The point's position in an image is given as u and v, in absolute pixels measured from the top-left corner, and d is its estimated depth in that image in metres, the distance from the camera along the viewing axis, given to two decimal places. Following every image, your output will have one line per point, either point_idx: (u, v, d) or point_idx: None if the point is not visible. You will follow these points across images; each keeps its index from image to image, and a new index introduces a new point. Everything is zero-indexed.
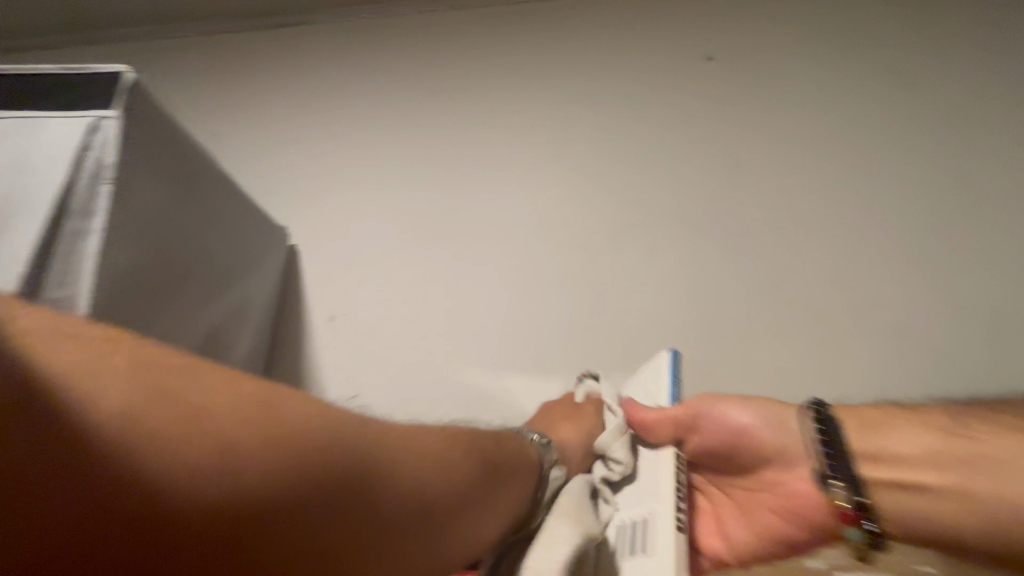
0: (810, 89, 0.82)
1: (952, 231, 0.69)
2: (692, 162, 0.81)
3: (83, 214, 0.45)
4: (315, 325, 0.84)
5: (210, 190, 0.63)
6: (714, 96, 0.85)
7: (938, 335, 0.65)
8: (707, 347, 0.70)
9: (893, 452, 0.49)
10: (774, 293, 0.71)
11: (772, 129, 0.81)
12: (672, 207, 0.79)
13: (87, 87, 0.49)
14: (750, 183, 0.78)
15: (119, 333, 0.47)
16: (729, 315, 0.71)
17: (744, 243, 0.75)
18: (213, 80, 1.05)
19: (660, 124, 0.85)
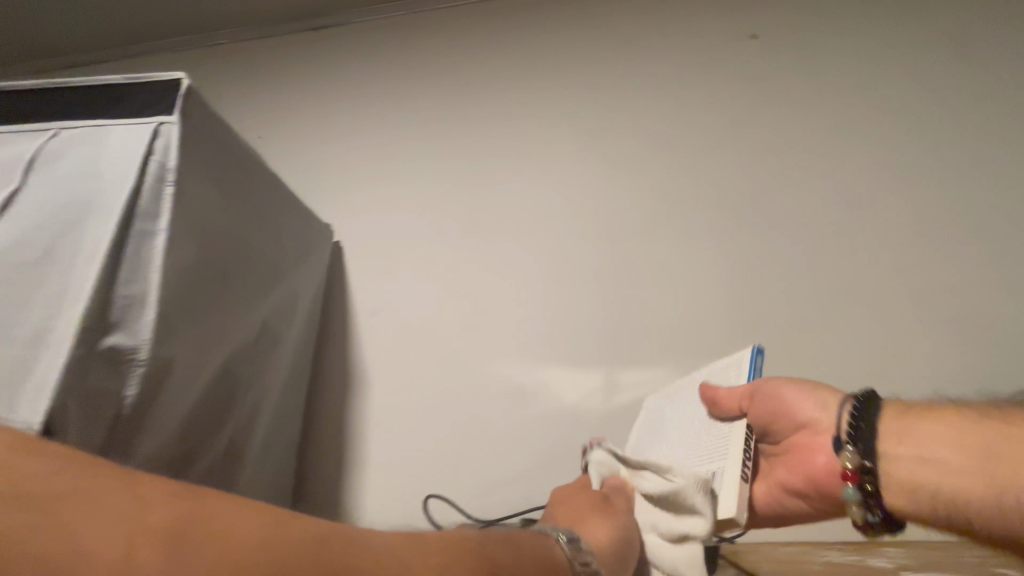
0: (859, 66, 0.79)
1: (1015, 212, 0.67)
2: (735, 147, 0.79)
3: (149, 215, 0.47)
4: (358, 320, 0.86)
5: (258, 193, 0.66)
6: (755, 78, 0.82)
7: (1001, 321, 0.63)
8: (757, 337, 0.69)
9: (924, 432, 0.41)
10: (827, 281, 0.69)
11: (819, 110, 0.78)
12: (715, 195, 0.77)
13: (148, 96, 0.51)
14: (798, 166, 0.75)
15: (180, 329, 0.49)
16: (780, 304, 0.69)
17: (793, 230, 0.72)
18: (255, 85, 1.09)
19: (700, 111, 0.82)
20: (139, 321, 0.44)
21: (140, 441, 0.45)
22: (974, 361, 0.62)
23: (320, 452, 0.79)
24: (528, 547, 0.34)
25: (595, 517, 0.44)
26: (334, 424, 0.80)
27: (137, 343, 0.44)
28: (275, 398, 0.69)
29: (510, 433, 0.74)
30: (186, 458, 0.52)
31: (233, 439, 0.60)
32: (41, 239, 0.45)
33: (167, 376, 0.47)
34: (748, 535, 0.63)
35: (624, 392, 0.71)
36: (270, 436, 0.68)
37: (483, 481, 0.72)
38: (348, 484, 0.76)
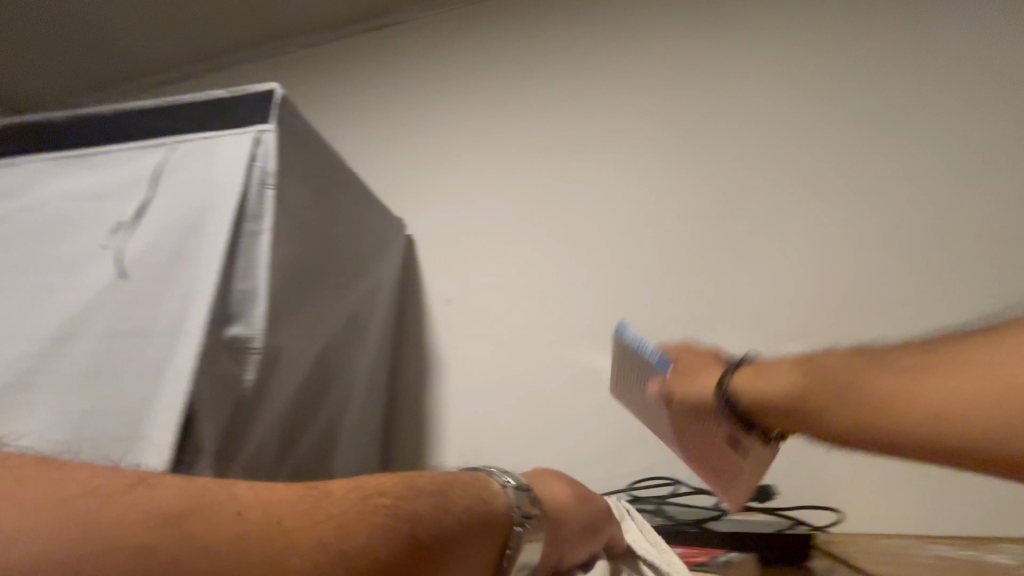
0: (946, 33, 0.75)
1: None
2: (810, 126, 0.78)
3: (254, 217, 0.51)
4: (432, 309, 0.89)
5: (340, 190, 0.70)
6: (829, 54, 0.80)
7: None
8: (839, 318, 0.69)
9: (778, 389, 0.39)
10: (915, 258, 0.68)
11: (900, 84, 0.75)
12: (797, 179, 0.76)
13: (248, 107, 0.55)
14: (879, 143, 0.74)
15: (285, 318, 0.53)
16: (863, 283, 0.69)
17: (875, 207, 0.71)
18: (323, 89, 1.15)
19: (777, 93, 0.81)
20: (252, 313, 0.49)
21: (257, 420, 0.50)
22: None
23: (403, 434, 0.83)
24: (465, 488, 0.32)
25: (552, 477, 0.43)
26: (414, 408, 0.84)
27: (252, 332, 0.49)
28: (363, 383, 0.74)
29: (583, 417, 0.75)
30: (291, 437, 0.57)
31: (329, 420, 0.65)
32: (169, 241, 0.51)
33: (276, 363, 0.52)
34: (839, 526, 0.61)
35: None
36: (360, 418, 0.73)
37: (562, 463, 0.74)
38: (430, 465, 0.80)
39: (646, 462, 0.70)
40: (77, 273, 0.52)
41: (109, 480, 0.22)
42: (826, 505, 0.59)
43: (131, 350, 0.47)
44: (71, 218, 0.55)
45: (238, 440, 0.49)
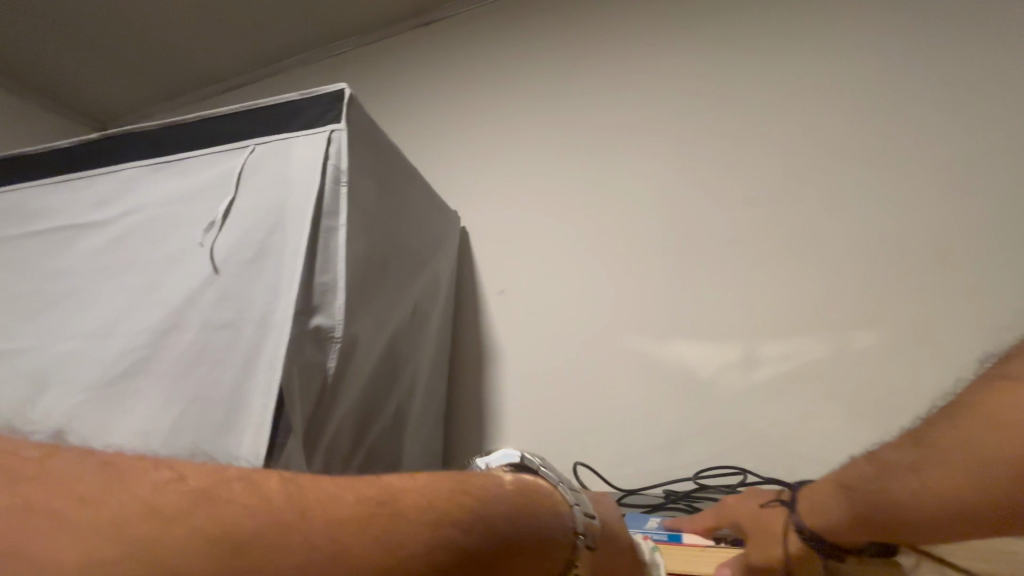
0: None
1: None
2: (882, 103, 0.74)
3: (330, 213, 0.54)
4: (487, 300, 0.91)
5: (401, 186, 0.72)
6: (902, 26, 0.76)
7: None
8: (917, 305, 0.65)
9: (830, 502, 0.42)
10: (1002, 241, 0.64)
11: (982, 52, 0.70)
12: (872, 157, 0.73)
13: (319, 108, 0.58)
14: (959, 119, 0.69)
15: (359, 309, 0.56)
16: (944, 269, 0.65)
17: (956, 188, 0.67)
18: (376, 88, 1.18)
19: (844, 70, 0.78)
20: (332, 304, 0.52)
21: (337, 404, 0.53)
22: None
23: (462, 421, 0.86)
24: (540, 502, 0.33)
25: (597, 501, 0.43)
26: (472, 397, 0.87)
27: (333, 323, 0.51)
28: (426, 372, 0.76)
29: (642, 405, 0.75)
30: (366, 423, 0.60)
31: (398, 407, 0.67)
32: (255, 239, 0.54)
33: (353, 351, 0.55)
34: None
35: (764, 366, 0.70)
36: (423, 406, 0.76)
37: (622, 451, 0.74)
38: (488, 452, 0.82)
39: (710, 452, 0.69)
40: (176, 270, 0.56)
41: (170, 493, 0.24)
42: None
43: (226, 341, 0.51)
44: (166, 221, 0.59)
45: (322, 424, 0.51)
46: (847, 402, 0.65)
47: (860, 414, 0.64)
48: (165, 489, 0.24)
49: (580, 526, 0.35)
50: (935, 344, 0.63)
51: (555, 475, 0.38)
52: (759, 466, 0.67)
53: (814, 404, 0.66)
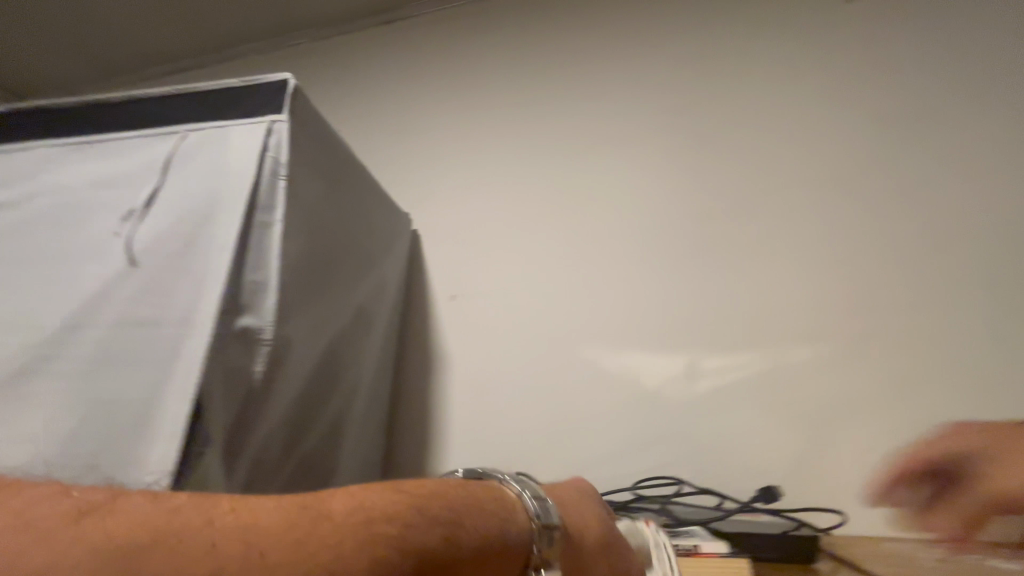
0: (945, 53, 0.78)
1: None
2: (816, 138, 0.80)
3: (266, 208, 0.51)
4: (438, 305, 0.89)
5: (350, 184, 0.69)
6: (835, 68, 0.82)
7: None
8: (837, 326, 0.71)
9: None
10: (908, 271, 0.70)
11: (899, 100, 0.78)
12: (810, 186, 0.78)
13: (260, 97, 0.55)
14: (879, 158, 0.76)
15: (295, 311, 0.53)
16: (861, 295, 0.71)
17: (874, 221, 0.74)
18: (334, 82, 1.14)
19: (786, 103, 0.83)
20: (263, 304, 0.49)
21: (266, 411, 0.50)
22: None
23: (407, 428, 0.83)
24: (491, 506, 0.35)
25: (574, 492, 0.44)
26: (418, 404, 0.84)
27: (263, 324, 0.48)
28: (369, 377, 0.74)
29: (587, 416, 0.76)
30: (298, 432, 0.57)
31: (336, 414, 0.64)
32: (181, 230, 0.50)
33: (285, 354, 0.52)
34: (842, 529, 0.64)
35: (705, 378, 0.73)
36: (365, 413, 0.73)
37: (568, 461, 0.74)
38: (433, 462, 0.80)
39: (650, 463, 0.71)
40: (90, 261, 0.51)
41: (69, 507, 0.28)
42: (829, 508, 0.65)
43: (143, 340, 0.47)
44: (83, 207, 0.54)
45: (248, 431, 0.48)
46: (780, 416, 0.69)
47: (787, 426, 0.69)
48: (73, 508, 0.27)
49: (535, 512, 0.36)
50: (851, 363, 0.69)
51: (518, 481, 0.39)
52: (695, 476, 0.70)
53: (749, 417, 0.70)
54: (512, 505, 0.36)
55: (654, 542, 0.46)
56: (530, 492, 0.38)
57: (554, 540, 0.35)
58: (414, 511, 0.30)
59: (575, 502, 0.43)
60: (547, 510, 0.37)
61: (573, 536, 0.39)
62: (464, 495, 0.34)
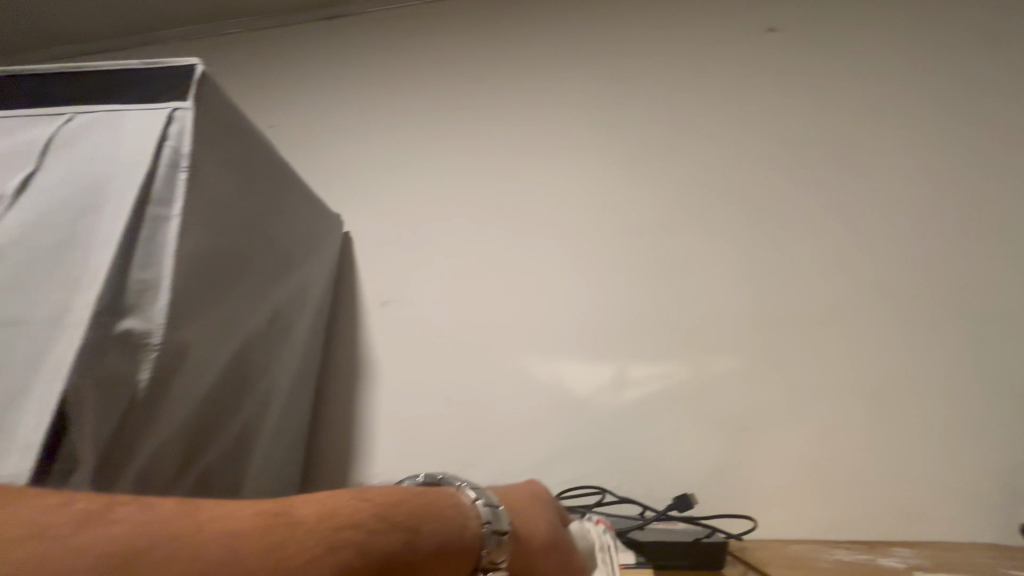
0: (847, 91, 0.86)
1: (969, 235, 0.76)
2: (740, 158, 0.84)
3: (163, 201, 0.47)
4: (368, 310, 0.86)
5: (270, 180, 0.66)
6: (757, 94, 0.88)
7: (953, 331, 0.72)
8: (752, 337, 0.75)
9: None
10: (814, 288, 0.76)
11: (810, 129, 0.84)
12: (734, 203, 0.82)
13: (163, 80, 0.51)
14: (791, 182, 0.82)
15: (194, 313, 0.49)
16: (774, 308, 0.76)
17: (786, 240, 0.79)
18: (267, 76, 1.09)
19: (713, 123, 0.87)
20: (153, 305, 0.45)
21: (154, 424, 0.45)
22: (956, 374, 0.70)
23: (329, 439, 0.79)
24: (445, 507, 0.35)
25: (533, 496, 0.43)
26: (341, 414, 0.80)
27: (150, 326, 0.44)
28: (286, 386, 0.69)
29: (516, 425, 0.75)
30: (197, 445, 0.52)
31: (245, 425, 0.60)
32: (57, 222, 0.45)
33: (180, 361, 0.47)
34: (753, 533, 0.67)
35: (632, 387, 0.74)
36: (281, 424, 0.68)
37: (496, 472, 0.73)
38: (355, 474, 0.77)
39: (576, 473, 0.72)
40: None
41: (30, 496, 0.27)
42: (742, 514, 0.67)
43: None
44: None
45: (129, 447, 0.43)
46: (701, 423, 0.71)
47: (707, 434, 0.71)
48: (59, 509, 0.26)
49: (486, 516, 0.36)
50: (764, 372, 0.73)
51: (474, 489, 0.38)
52: (619, 486, 0.70)
53: (671, 425, 0.72)
54: (466, 508, 0.36)
55: (599, 545, 0.45)
56: (484, 498, 0.38)
57: (503, 544, 0.35)
58: (377, 512, 0.31)
59: (524, 504, 0.41)
60: (498, 517, 0.36)
61: (521, 537, 0.38)
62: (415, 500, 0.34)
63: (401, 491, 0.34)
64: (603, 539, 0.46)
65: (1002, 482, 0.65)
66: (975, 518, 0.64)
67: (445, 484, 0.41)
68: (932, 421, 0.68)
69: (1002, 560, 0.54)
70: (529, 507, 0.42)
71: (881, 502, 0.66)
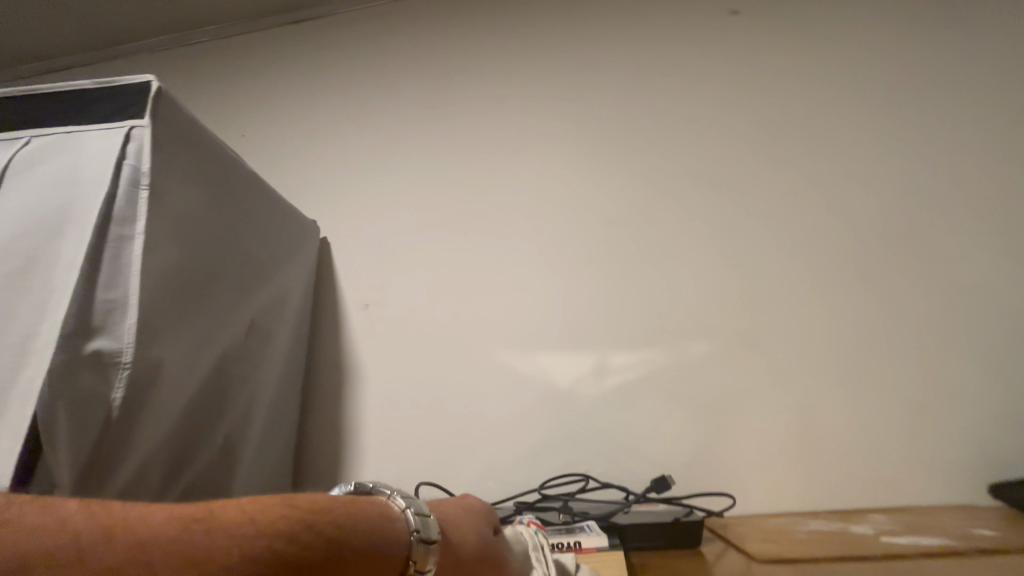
0: (811, 69, 0.87)
1: (931, 206, 0.77)
2: (708, 142, 0.85)
3: (125, 220, 0.47)
4: (350, 314, 0.86)
5: (239, 191, 0.66)
6: (723, 77, 0.88)
7: (920, 301, 0.74)
8: (727, 318, 0.76)
9: None
10: (785, 267, 0.77)
11: (776, 109, 0.85)
12: (705, 188, 0.83)
13: (119, 99, 0.51)
14: (760, 163, 0.83)
15: (167, 330, 0.49)
16: (747, 288, 0.77)
17: (757, 221, 0.80)
18: (237, 83, 1.08)
19: (681, 108, 0.88)
20: (121, 325, 0.45)
21: (130, 444, 0.45)
22: (925, 344, 0.72)
23: (316, 445, 0.80)
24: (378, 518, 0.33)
25: (465, 512, 0.42)
26: (328, 419, 0.81)
27: (120, 346, 0.45)
28: (269, 395, 0.70)
29: (502, 418, 0.76)
30: (181, 459, 0.53)
31: (229, 436, 0.60)
32: (20, 246, 0.45)
33: (155, 378, 0.48)
34: (735, 510, 0.68)
35: (614, 374, 0.76)
36: (267, 433, 0.69)
37: (483, 466, 0.74)
38: (344, 477, 0.78)
39: (560, 462, 0.73)
40: None
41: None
42: (722, 493, 0.69)
43: None
44: None
45: (105, 468, 0.44)
46: (681, 406, 0.73)
47: (686, 416, 0.72)
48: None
49: (414, 525, 0.34)
50: (739, 352, 0.74)
51: (405, 500, 0.36)
52: (603, 472, 0.72)
53: (651, 409, 0.73)
54: (397, 519, 0.34)
55: (533, 546, 0.45)
56: (414, 506, 0.36)
57: (431, 552, 0.34)
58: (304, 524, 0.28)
59: (460, 519, 0.40)
60: (426, 525, 0.35)
61: (452, 547, 0.37)
62: (361, 511, 0.32)
63: (353, 504, 0.32)
64: (533, 538, 0.45)
65: (968, 444, 0.68)
66: (944, 480, 0.67)
67: (376, 493, 0.39)
68: (903, 390, 0.70)
69: (969, 521, 0.56)
70: (460, 518, 0.41)
71: (857, 472, 0.68)
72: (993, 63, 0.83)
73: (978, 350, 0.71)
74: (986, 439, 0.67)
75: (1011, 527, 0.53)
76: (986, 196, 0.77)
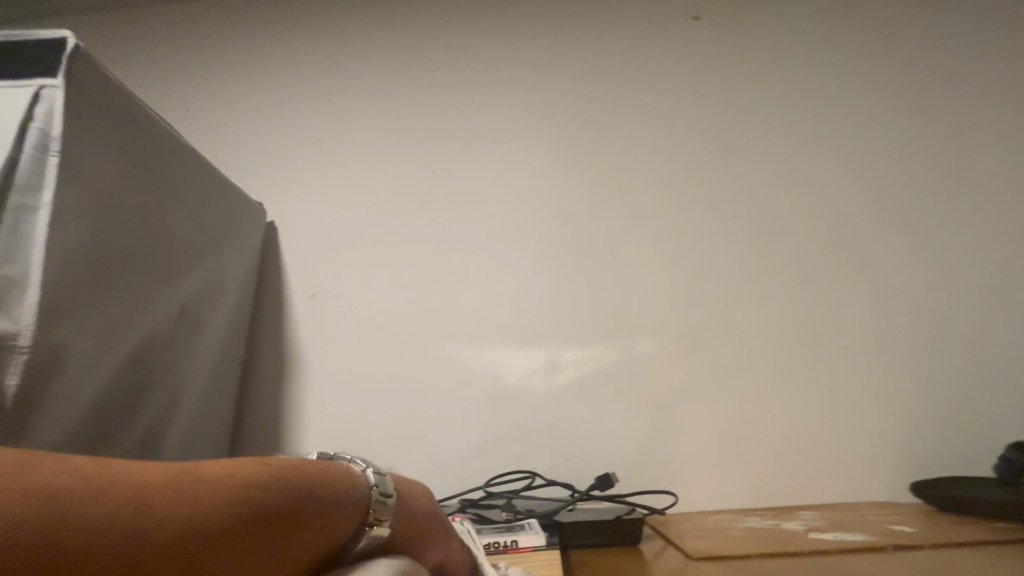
0: (769, 79, 0.89)
1: (870, 217, 0.81)
2: (667, 145, 0.86)
3: (29, 188, 0.43)
4: (295, 303, 0.82)
5: (169, 165, 0.61)
6: (685, 82, 0.89)
7: (855, 307, 0.77)
8: (676, 318, 0.77)
9: None
10: (734, 270, 0.79)
11: (734, 116, 0.87)
12: (662, 190, 0.83)
13: (27, 55, 0.46)
14: (715, 169, 0.84)
15: (75, 313, 0.45)
16: (697, 288, 0.78)
17: (709, 224, 0.81)
18: (182, 55, 1.01)
19: (643, 109, 0.88)
20: (20, 303, 0.41)
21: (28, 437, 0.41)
22: (859, 348, 0.75)
23: (254, 437, 0.76)
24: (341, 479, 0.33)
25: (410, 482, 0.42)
26: (268, 411, 0.77)
27: (18, 327, 0.40)
28: (201, 385, 0.66)
29: (451, 412, 0.75)
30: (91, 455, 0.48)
31: (150, 429, 0.56)
32: None
33: (60, 364, 0.43)
34: (676, 506, 0.70)
35: (565, 370, 0.75)
36: (195, 427, 0.65)
37: (428, 462, 0.73)
38: None
39: (507, 459, 0.72)
40: None
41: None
42: (665, 490, 0.70)
43: None
44: None
45: None
46: (629, 404, 0.73)
47: (634, 413, 0.73)
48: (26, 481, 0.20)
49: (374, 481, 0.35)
50: (688, 352, 0.76)
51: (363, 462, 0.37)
52: (551, 468, 0.71)
53: (600, 406, 0.73)
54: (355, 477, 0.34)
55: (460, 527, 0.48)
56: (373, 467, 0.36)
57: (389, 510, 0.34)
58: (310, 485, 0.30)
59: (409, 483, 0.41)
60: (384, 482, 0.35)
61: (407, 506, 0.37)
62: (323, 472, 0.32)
63: (315, 469, 0.31)
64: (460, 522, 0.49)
65: (892, 441, 0.72)
66: (869, 475, 0.71)
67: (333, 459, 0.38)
68: (837, 390, 0.73)
69: (888, 517, 0.58)
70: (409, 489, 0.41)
71: (791, 470, 0.71)
72: (933, 84, 0.87)
73: (905, 355, 0.75)
74: (908, 438, 0.72)
75: (925, 522, 0.56)
76: (918, 210, 0.81)
